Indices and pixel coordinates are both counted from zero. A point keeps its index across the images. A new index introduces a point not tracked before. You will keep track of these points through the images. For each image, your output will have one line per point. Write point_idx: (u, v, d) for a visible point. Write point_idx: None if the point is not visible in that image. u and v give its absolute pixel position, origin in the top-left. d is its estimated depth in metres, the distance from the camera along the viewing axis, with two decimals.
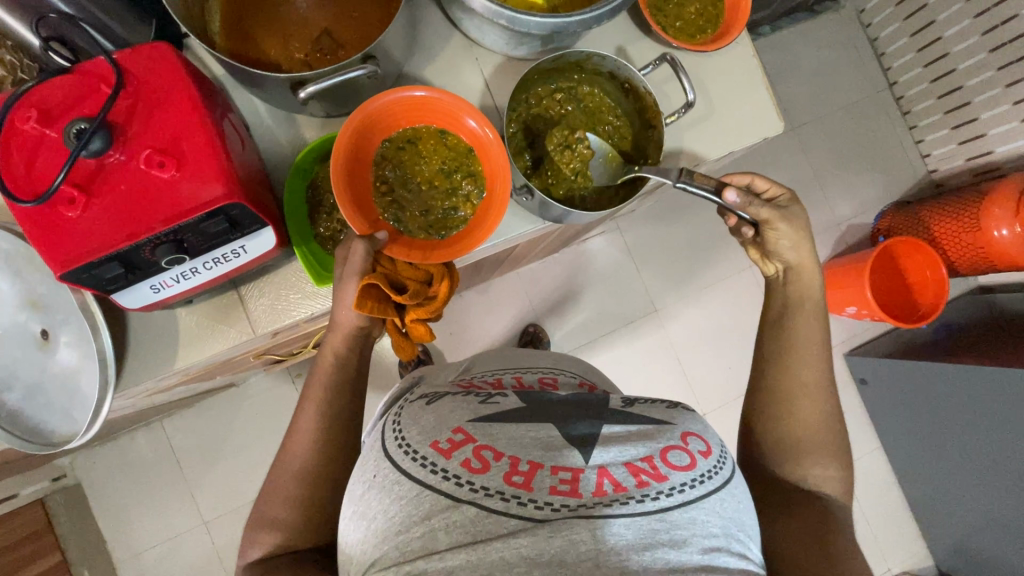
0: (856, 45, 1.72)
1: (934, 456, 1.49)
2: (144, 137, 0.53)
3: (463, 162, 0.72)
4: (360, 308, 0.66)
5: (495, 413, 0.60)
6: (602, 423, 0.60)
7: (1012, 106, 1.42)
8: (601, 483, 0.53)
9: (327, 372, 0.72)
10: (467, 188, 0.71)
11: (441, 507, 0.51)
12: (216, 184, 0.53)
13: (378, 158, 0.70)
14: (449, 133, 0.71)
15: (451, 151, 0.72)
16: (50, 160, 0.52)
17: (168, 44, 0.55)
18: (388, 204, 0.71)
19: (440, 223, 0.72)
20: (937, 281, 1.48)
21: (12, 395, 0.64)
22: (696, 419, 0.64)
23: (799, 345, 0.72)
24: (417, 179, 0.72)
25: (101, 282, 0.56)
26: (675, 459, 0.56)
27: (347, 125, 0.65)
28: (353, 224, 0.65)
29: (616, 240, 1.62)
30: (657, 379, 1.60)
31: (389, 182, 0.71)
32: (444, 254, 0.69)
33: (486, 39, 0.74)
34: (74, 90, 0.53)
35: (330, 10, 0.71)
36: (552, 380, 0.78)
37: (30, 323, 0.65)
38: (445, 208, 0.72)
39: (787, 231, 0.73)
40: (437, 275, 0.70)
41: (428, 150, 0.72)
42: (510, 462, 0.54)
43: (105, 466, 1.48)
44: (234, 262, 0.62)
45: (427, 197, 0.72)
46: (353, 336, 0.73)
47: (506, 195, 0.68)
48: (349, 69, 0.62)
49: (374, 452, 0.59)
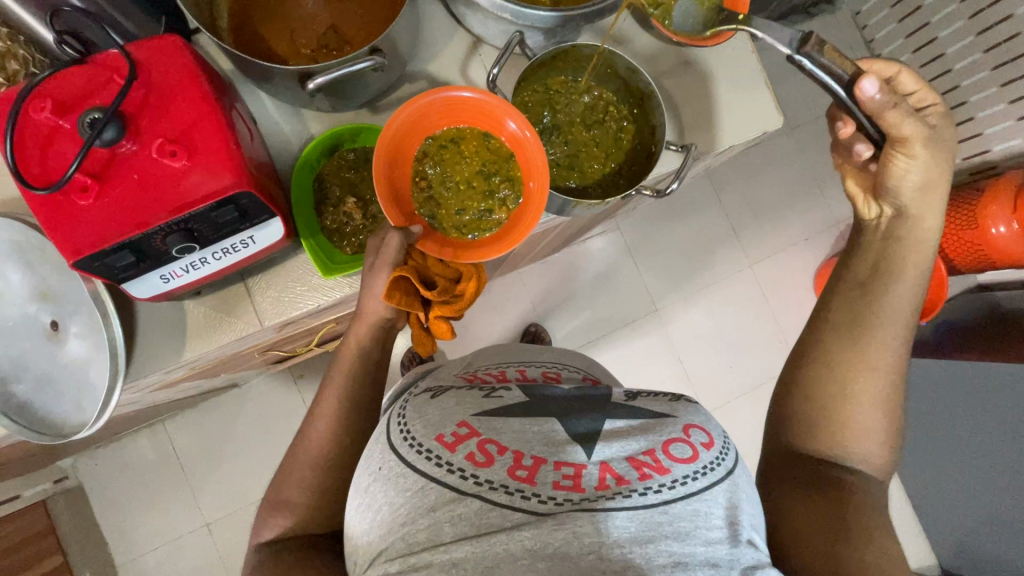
0: (853, 46, 1.74)
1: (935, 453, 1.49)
2: (156, 127, 0.54)
3: (503, 166, 0.73)
4: (388, 298, 0.67)
5: (499, 407, 0.61)
6: (605, 417, 0.60)
7: (1007, 105, 1.43)
8: (603, 478, 0.53)
9: (348, 364, 0.74)
10: (504, 192, 0.73)
11: (446, 499, 0.52)
12: (226, 174, 0.54)
13: (421, 153, 0.73)
14: (492, 137, 0.72)
15: (493, 154, 0.73)
16: (63, 150, 0.53)
17: (180, 37, 0.56)
18: (425, 200, 0.73)
19: (474, 224, 0.74)
20: (936, 274, 1.50)
21: (20, 386, 0.64)
22: (698, 410, 0.64)
23: (892, 305, 0.64)
24: (457, 178, 0.74)
25: (113, 271, 0.57)
26: (677, 451, 0.56)
27: (395, 120, 0.67)
28: (388, 215, 0.68)
29: (616, 239, 1.63)
30: (658, 378, 1.61)
31: (428, 179, 0.73)
32: (476, 255, 0.71)
33: (490, 35, 0.75)
34: (86, 81, 0.54)
35: (337, 6, 0.73)
36: (555, 374, 0.78)
37: (40, 313, 0.66)
38: (483, 209, 0.73)
39: (920, 163, 0.64)
40: (466, 273, 0.72)
41: (472, 150, 0.73)
42: (513, 456, 0.54)
43: (108, 466, 1.48)
44: (243, 252, 0.63)
45: (464, 196, 0.74)
46: (376, 328, 0.74)
47: (544, 195, 0.69)
48: (355, 61, 0.62)
49: (378, 446, 0.59)
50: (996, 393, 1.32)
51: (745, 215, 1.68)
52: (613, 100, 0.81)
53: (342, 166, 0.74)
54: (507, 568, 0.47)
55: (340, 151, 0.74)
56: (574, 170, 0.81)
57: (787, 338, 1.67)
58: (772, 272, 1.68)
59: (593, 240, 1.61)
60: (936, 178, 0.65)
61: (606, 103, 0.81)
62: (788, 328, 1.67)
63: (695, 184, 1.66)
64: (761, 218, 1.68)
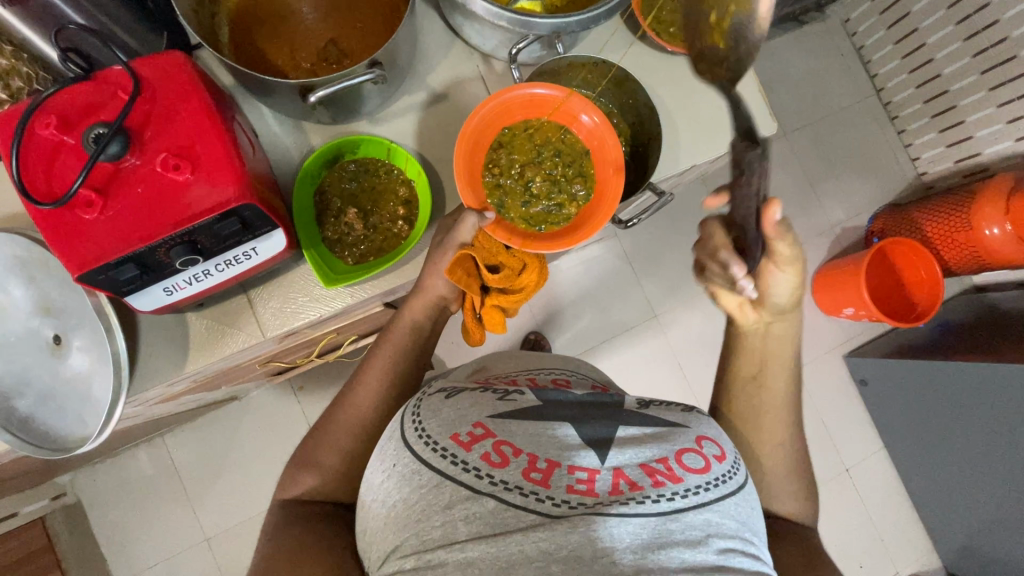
0: (843, 52, 1.77)
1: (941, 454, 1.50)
2: (160, 142, 0.55)
3: (577, 160, 0.75)
4: (451, 274, 0.72)
5: (514, 410, 0.60)
6: (617, 425, 0.60)
7: (997, 109, 1.46)
8: (616, 483, 0.53)
9: (398, 347, 0.74)
10: (575, 189, 0.75)
11: (461, 498, 0.52)
12: (228, 186, 0.55)
13: (495, 143, 0.74)
14: (569, 134, 0.75)
15: (567, 148, 0.75)
16: (69, 165, 0.53)
17: (184, 53, 0.57)
18: (495, 190, 0.74)
19: (542, 218, 0.75)
20: (933, 283, 1.52)
21: (22, 401, 0.64)
22: (710, 422, 0.64)
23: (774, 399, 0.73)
24: (527, 167, 0.75)
25: (116, 284, 0.57)
26: (690, 461, 0.56)
27: (480, 108, 0.69)
28: (463, 197, 0.70)
29: (613, 247, 1.64)
30: (659, 384, 1.62)
31: (499, 167, 0.74)
32: (545, 246, 0.70)
33: (487, 45, 0.76)
34: (91, 97, 0.54)
35: (337, 21, 0.74)
36: (564, 380, 0.78)
37: (42, 328, 0.66)
38: (551, 204, 0.75)
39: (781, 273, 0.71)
40: (532, 266, 0.77)
41: (549, 143, 0.75)
42: (528, 458, 0.55)
43: (106, 483, 1.47)
44: (246, 263, 0.64)
45: (530, 189, 0.75)
46: (433, 304, 0.76)
47: (619, 186, 0.72)
48: (357, 74, 0.63)
49: (393, 442, 0.58)
50: (998, 392, 1.33)
51: None
52: (626, 134, 0.82)
53: (343, 177, 0.75)
54: (522, 569, 0.47)
55: (341, 162, 0.75)
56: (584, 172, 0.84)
57: None
58: None
59: (590, 247, 1.63)
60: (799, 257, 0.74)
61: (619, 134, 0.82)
62: None
63: (691, 191, 1.68)
64: None
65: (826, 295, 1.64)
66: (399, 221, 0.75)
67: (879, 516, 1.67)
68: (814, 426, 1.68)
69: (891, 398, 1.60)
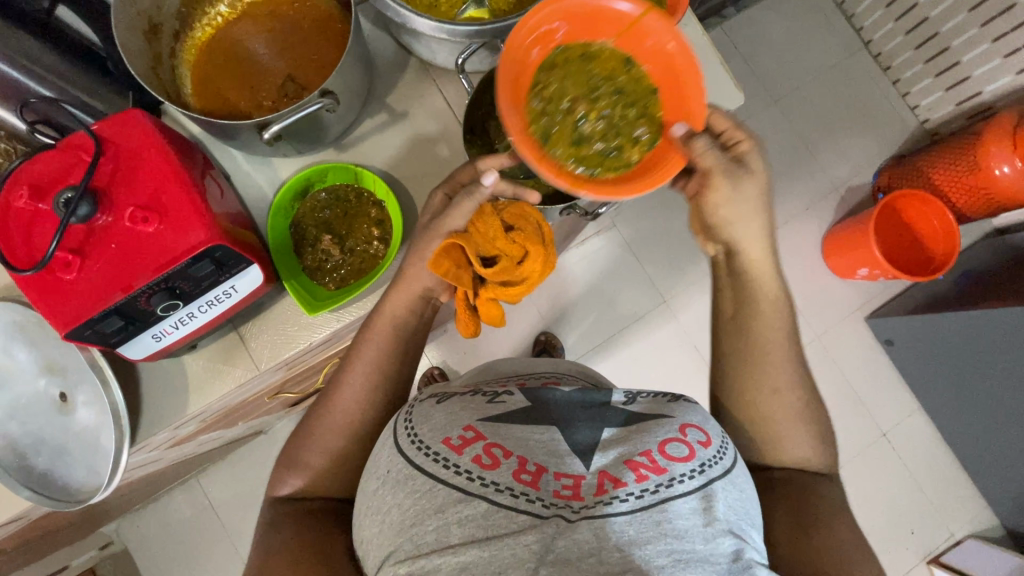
0: (825, 11, 1.74)
1: (986, 405, 1.44)
2: (128, 197, 0.57)
3: (645, 97, 0.68)
4: (435, 265, 0.69)
5: (502, 411, 0.60)
6: (602, 425, 0.60)
7: (992, 44, 1.41)
8: (601, 484, 0.53)
9: (382, 339, 0.72)
10: (640, 129, 0.67)
11: (454, 500, 0.52)
12: (197, 230, 0.57)
13: (546, 65, 0.67)
14: (637, 62, 0.67)
15: (634, 79, 0.68)
16: (45, 230, 0.56)
17: (143, 110, 0.59)
18: (541, 118, 0.66)
19: (597, 160, 0.66)
20: (949, 230, 1.46)
21: (39, 459, 0.68)
22: (697, 410, 0.62)
23: (773, 354, 0.69)
24: (581, 98, 0.67)
25: (105, 337, 0.59)
26: (674, 450, 0.55)
27: (532, 15, 0.63)
28: (506, 116, 0.62)
29: (613, 237, 1.63)
30: (676, 368, 1.60)
31: (548, 92, 0.66)
32: (598, 186, 0.61)
33: (439, 58, 0.76)
34: (58, 164, 0.57)
35: (292, 57, 0.77)
36: (554, 381, 0.78)
37: (49, 387, 0.69)
38: (609, 147, 0.67)
39: (737, 190, 0.67)
40: (533, 255, 0.70)
41: (613, 77, 0.68)
42: (518, 460, 0.55)
43: (148, 528, 1.52)
44: (227, 302, 0.66)
45: (581, 126, 0.67)
46: (416, 298, 0.73)
47: (699, 113, 0.65)
48: (309, 104, 0.64)
49: (387, 447, 0.59)
50: None
51: None
52: None
53: (316, 207, 0.77)
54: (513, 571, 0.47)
55: (312, 193, 0.77)
56: None
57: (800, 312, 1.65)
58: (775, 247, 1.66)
59: (590, 241, 1.62)
60: (767, 198, 0.69)
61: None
62: (800, 300, 1.66)
63: None
64: None
65: (837, 258, 1.60)
66: (374, 241, 0.76)
67: (923, 479, 1.62)
68: (842, 393, 1.64)
69: (919, 355, 1.55)
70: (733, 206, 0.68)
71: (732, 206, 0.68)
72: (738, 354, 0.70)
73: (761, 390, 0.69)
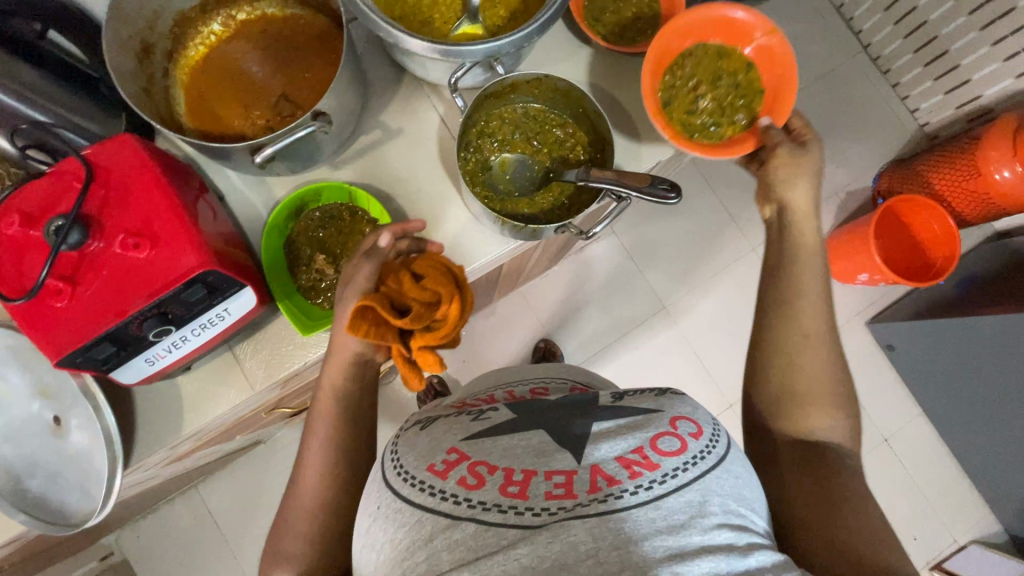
0: (823, 14, 1.73)
1: (988, 410, 1.43)
2: (119, 222, 0.57)
3: (751, 94, 0.83)
4: (353, 330, 0.64)
5: (488, 428, 0.60)
6: (591, 421, 0.59)
7: (991, 48, 1.40)
8: (594, 481, 0.52)
9: (328, 408, 0.72)
10: (739, 116, 0.83)
11: (441, 527, 0.51)
12: (189, 255, 0.57)
13: (684, 53, 0.83)
14: (753, 69, 0.84)
15: (746, 80, 0.84)
16: (35, 257, 0.56)
17: (133, 134, 0.59)
18: (669, 90, 0.83)
19: (695, 127, 0.83)
20: (949, 233, 1.46)
21: (33, 481, 0.67)
22: (685, 400, 0.63)
23: (806, 316, 0.70)
24: (704, 81, 0.84)
25: (97, 363, 0.59)
26: (665, 445, 0.55)
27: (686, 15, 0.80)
28: (646, 81, 0.79)
29: (613, 243, 1.62)
30: (676, 374, 1.59)
31: (680, 74, 0.83)
32: (691, 144, 0.77)
33: (432, 75, 0.75)
34: (48, 191, 0.57)
35: (285, 74, 0.76)
36: (543, 388, 0.75)
37: (43, 411, 0.69)
38: (711, 121, 0.83)
39: (794, 164, 0.73)
40: (446, 295, 0.65)
41: (729, 73, 0.84)
42: (504, 473, 0.54)
43: (148, 538, 1.52)
44: (221, 325, 0.65)
45: (699, 102, 0.84)
46: (352, 365, 0.72)
47: (785, 112, 0.79)
48: (302, 127, 0.64)
49: (376, 484, 0.59)
50: None
51: (740, 198, 1.66)
52: (584, 141, 0.79)
53: (310, 226, 0.76)
54: None
55: (305, 212, 0.77)
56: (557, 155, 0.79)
57: None
58: None
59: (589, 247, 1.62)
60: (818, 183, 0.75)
61: (576, 143, 0.79)
62: None
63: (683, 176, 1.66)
64: None
65: (837, 263, 1.59)
66: None
67: (926, 484, 1.61)
68: None
69: (921, 361, 1.54)
70: (787, 178, 0.73)
71: (792, 185, 0.73)
72: (771, 314, 0.72)
73: (793, 349, 0.70)
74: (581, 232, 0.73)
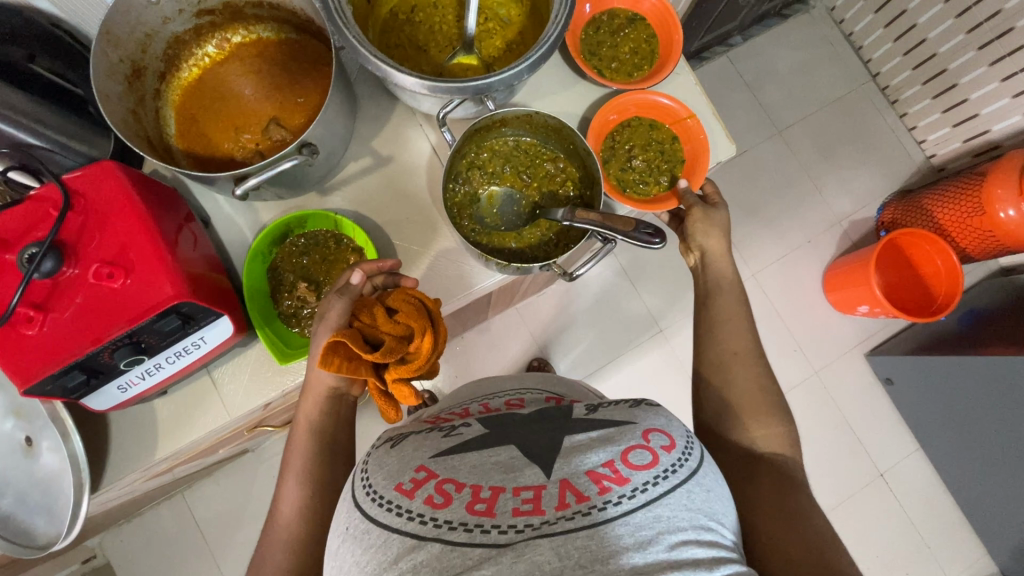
0: (832, 42, 1.73)
1: (988, 450, 1.40)
2: (95, 251, 0.57)
3: (675, 163, 0.85)
4: (325, 364, 0.63)
5: (457, 445, 0.57)
6: (565, 433, 0.56)
7: (1000, 83, 1.39)
8: (563, 496, 0.49)
9: (303, 442, 0.72)
10: (665, 179, 0.84)
11: (407, 548, 0.47)
12: (164, 286, 0.56)
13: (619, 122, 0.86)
14: (679, 143, 0.85)
15: (672, 150, 0.85)
16: (7, 283, 0.55)
17: (116, 161, 0.59)
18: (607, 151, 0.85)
19: (625, 183, 0.85)
20: (951, 269, 1.44)
21: (4, 500, 0.68)
22: (659, 412, 0.59)
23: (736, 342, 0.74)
24: (637, 145, 0.85)
25: (67, 390, 0.59)
26: (636, 458, 0.52)
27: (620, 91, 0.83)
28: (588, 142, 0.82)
29: (611, 263, 1.61)
30: (669, 398, 1.57)
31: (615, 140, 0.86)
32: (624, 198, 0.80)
33: (424, 106, 0.73)
34: (26, 217, 0.57)
35: (277, 98, 0.76)
36: (518, 400, 0.70)
37: (15, 431, 0.68)
38: (641, 181, 0.85)
39: (709, 223, 0.79)
40: (418, 329, 0.66)
41: (660, 142, 0.85)
42: (471, 491, 0.50)
43: (132, 543, 1.51)
44: (196, 353, 0.65)
45: (631, 163, 0.85)
46: (325, 400, 0.73)
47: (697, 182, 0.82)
48: (284, 159, 0.63)
49: (343, 505, 0.55)
50: None
51: (741, 223, 1.65)
52: (575, 176, 0.78)
53: (294, 252, 0.76)
54: None
55: (290, 238, 0.76)
56: (547, 187, 0.79)
57: (798, 345, 1.62)
58: (774, 279, 1.64)
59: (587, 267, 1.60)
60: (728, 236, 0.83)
61: (567, 178, 0.79)
62: (798, 333, 1.63)
63: None
64: (759, 224, 1.65)
65: (837, 293, 1.57)
66: None
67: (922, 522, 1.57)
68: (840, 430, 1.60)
69: (920, 395, 1.51)
70: (704, 232, 0.80)
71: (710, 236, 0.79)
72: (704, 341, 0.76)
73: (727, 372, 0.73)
74: (565, 273, 0.72)
